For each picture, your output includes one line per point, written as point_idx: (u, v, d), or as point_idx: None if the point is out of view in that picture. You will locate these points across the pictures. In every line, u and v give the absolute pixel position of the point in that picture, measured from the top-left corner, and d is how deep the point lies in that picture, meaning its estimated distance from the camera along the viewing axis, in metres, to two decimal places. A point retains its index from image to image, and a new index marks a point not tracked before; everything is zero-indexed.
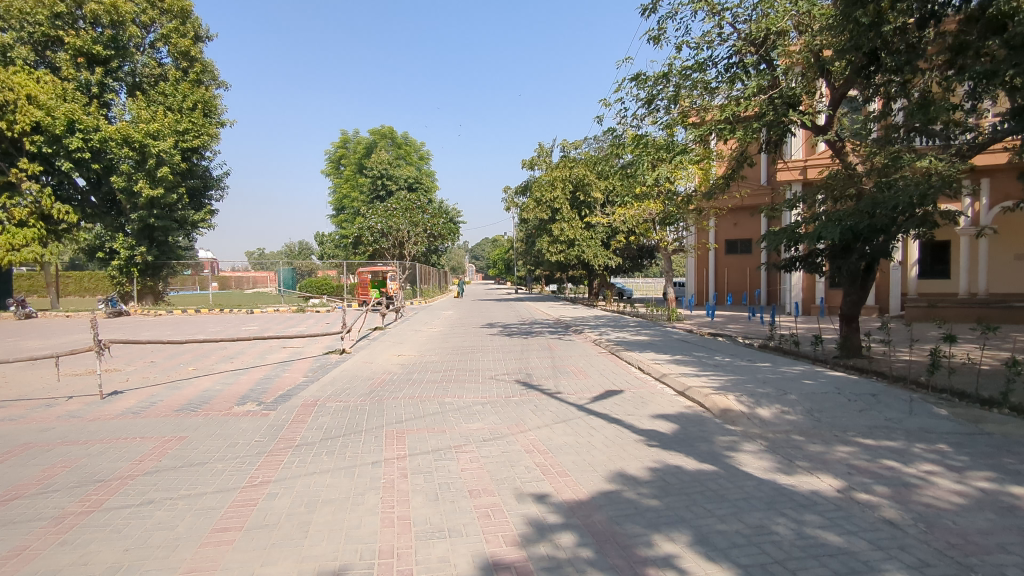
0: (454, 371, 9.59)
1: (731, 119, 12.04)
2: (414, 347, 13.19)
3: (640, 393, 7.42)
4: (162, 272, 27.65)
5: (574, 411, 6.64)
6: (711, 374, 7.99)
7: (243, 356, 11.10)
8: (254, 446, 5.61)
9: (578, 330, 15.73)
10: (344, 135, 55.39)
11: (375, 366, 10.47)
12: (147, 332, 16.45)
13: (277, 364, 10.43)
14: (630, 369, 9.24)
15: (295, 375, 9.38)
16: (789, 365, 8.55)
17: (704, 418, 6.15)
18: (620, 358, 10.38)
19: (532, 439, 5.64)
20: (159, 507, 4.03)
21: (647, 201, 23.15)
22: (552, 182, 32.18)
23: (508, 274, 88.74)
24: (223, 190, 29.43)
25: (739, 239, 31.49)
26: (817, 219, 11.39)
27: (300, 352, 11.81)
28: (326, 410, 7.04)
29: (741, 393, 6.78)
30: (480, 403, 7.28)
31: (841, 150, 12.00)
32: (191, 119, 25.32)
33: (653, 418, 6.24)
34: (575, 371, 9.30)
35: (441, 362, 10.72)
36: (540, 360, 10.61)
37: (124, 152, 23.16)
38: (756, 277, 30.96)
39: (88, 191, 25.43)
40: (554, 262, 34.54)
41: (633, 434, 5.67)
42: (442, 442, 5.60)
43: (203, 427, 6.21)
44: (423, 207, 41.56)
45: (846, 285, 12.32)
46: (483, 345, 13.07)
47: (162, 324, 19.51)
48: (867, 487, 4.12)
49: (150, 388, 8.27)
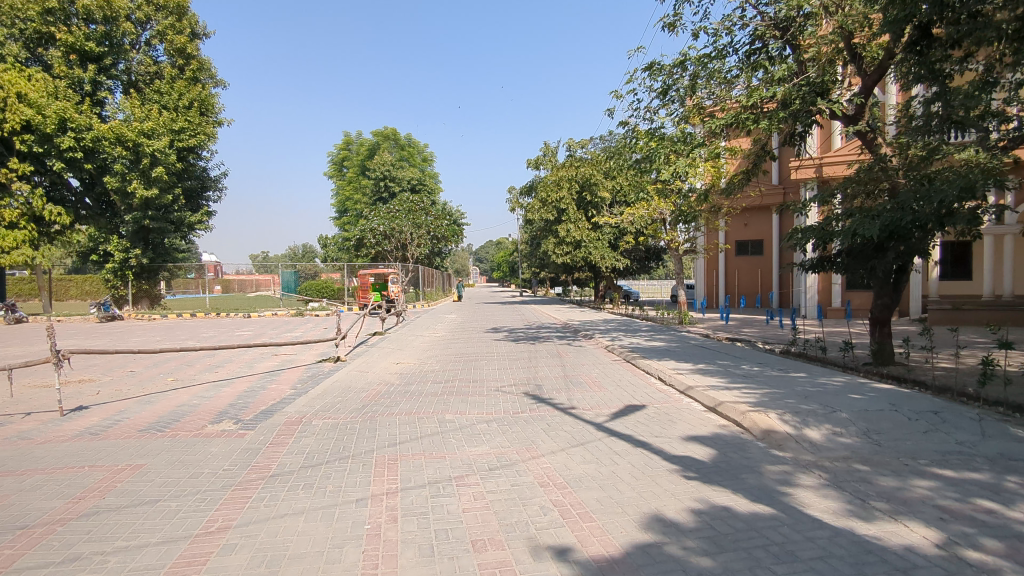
0: (456, 382, 8.75)
1: (752, 108, 11.18)
2: (414, 353, 12.38)
3: (664, 409, 6.58)
4: (159, 276, 26.98)
5: (592, 432, 5.80)
6: (744, 387, 7.12)
7: (229, 365, 10.31)
8: (221, 475, 4.79)
9: (587, 335, 14.90)
10: (347, 137, 54.71)
11: (371, 376, 9.64)
12: (136, 338, 15.69)
13: (264, 374, 9.61)
14: (649, 380, 8.39)
15: (282, 387, 8.58)
16: (828, 376, 7.68)
17: (744, 442, 5.29)
18: (637, 367, 9.53)
19: (546, 468, 4.81)
20: (84, 568, 3.21)
21: (657, 201, 22.29)
22: (558, 182, 31.32)
23: (513, 277, 87.91)
24: (221, 191, 28.72)
25: (750, 240, 30.69)
26: (850, 214, 10.37)
27: (291, 360, 11.00)
28: (310, 430, 6.22)
29: (783, 410, 5.93)
30: (483, 421, 6.43)
31: (873, 142, 11.04)
32: (188, 118, 24.71)
33: (684, 441, 5.40)
34: (588, 382, 8.45)
35: (443, 371, 9.91)
36: (549, 369, 9.77)
37: (117, 152, 22.52)
38: (767, 280, 30.10)
39: (82, 192, 24.74)
40: (560, 264, 33.68)
41: (664, 462, 4.82)
42: (440, 472, 4.77)
43: (167, 451, 5.40)
44: (427, 208, 40.81)
45: (876, 288, 11.42)
46: (488, 352, 12.24)
47: (154, 330, 18.77)
48: (973, 541, 3.27)
49: (119, 403, 7.48)
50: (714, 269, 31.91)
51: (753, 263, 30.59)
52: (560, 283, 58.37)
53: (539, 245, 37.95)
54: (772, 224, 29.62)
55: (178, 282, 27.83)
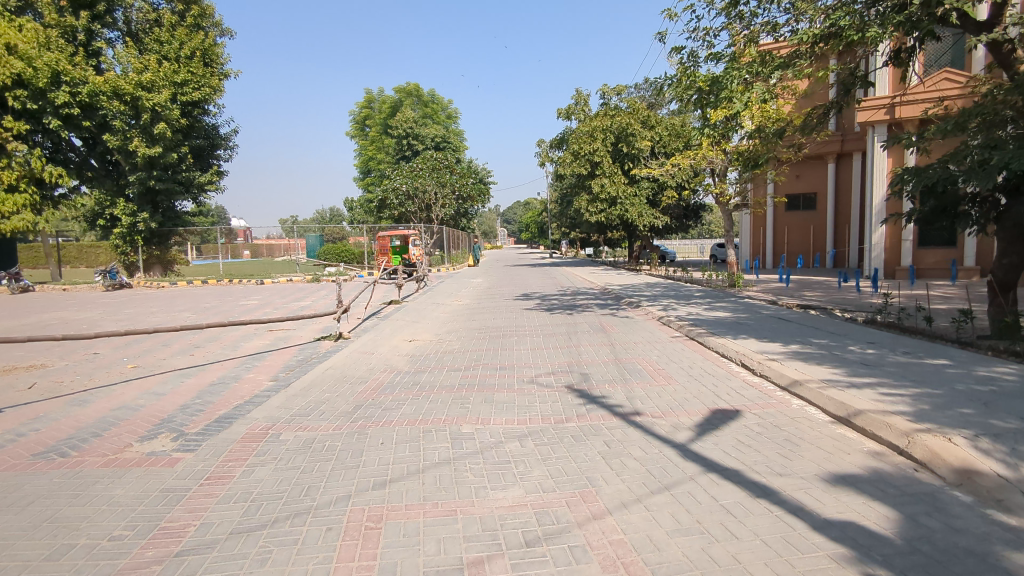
0: (478, 369, 6.92)
1: (850, 13, 8.86)
2: (431, 328, 10.62)
3: (772, 422, 4.62)
4: (170, 241, 25.74)
5: (677, 464, 3.89)
6: (877, 385, 5.08)
7: (211, 345, 8.69)
8: (97, 554, 2.98)
9: (631, 302, 12.92)
10: (369, 94, 52.53)
11: (376, 360, 7.86)
12: (132, 310, 14.25)
13: (249, 357, 7.97)
14: (728, 367, 6.44)
15: (263, 375, 6.86)
16: (987, 366, 5.56)
17: (933, 492, 3.28)
18: (707, 347, 7.56)
19: (618, 545, 2.92)
20: None
21: (706, 150, 19.88)
22: (591, 133, 28.85)
23: (542, 238, 85.49)
24: (233, 149, 27.11)
25: (801, 194, 28.03)
26: (991, 149, 7.89)
27: (285, 339, 9.27)
28: (273, 452, 4.45)
29: (970, 430, 3.87)
30: (514, 438, 4.57)
31: (1011, 56, 8.55)
32: (190, 69, 22.96)
33: (830, 485, 3.43)
34: (648, 370, 6.52)
35: (464, 351, 8.11)
36: (593, 348, 7.88)
37: (115, 106, 21.00)
38: (820, 238, 27.59)
39: (85, 152, 23.27)
40: (593, 223, 31.52)
41: (818, 537, 2.86)
42: (445, 552, 2.92)
43: (47, 495, 3.65)
44: (451, 166, 38.67)
45: (1000, 244, 9.14)
46: (517, 325, 10.37)
47: (157, 299, 17.38)
48: None
49: (48, 402, 5.84)
50: (761, 226, 29.36)
51: (804, 220, 28.02)
52: (591, 244, 56.18)
53: (570, 203, 35.70)
54: (828, 176, 26.96)
55: (209, 246, 27.80)
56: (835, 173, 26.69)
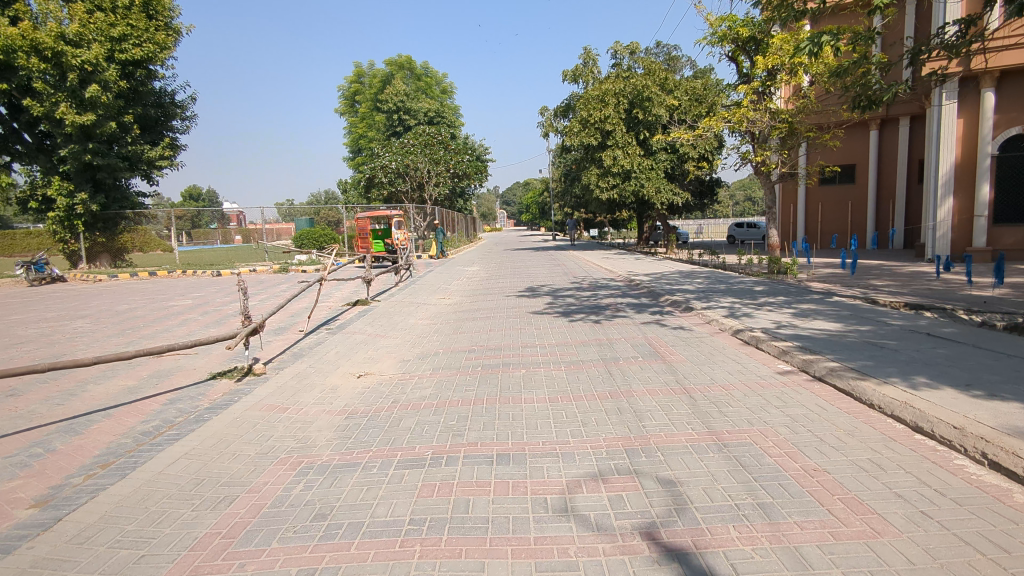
0: (450, 471, 3.56)
1: None
2: (393, 350, 7.23)
3: None
4: (117, 226, 22.23)
5: None
6: None
7: (25, 397, 5.33)
8: None
9: (675, 302, 9.57)
10: (358, 68, 48.67)
11: (282, 429, 4.50)
12: (15, 317, 10.83)
13: (69, 421, 4.64)
14: (970, 477, 3.12)
15: (37, 482, 3.53)
16: None
17: None
18: (871, 409, 4.18)
19: None
20: None
21: (746, 108, 16.13)
22: (602, 98, 25.29)
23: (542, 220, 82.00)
24: (190, 119, 23.67)
25: (839, 165, 24.48)
26: None
27: (161, 378, 5.92)
28: None
29: None
30: None
31: None
32: (130, 22, 19.39)
33: None
34: (807, 484, 3.18)
35: (437, 409, 4.78)
36: (659, 407, 4.51)
37: (33, 64, 17.41)
38: (859, 216, 24.13)
39: (8, 123, 19.64)
40: (604, 202, 28.01)
41: None
42: None
43: None
44: (446, 141, 35.03)
45: None
46: (525, 346, 7.00)
47: (72, 298, 13.96)
48: None
49: None
50: (790, 202, 25.86)
51: (841, 195, 24.49)
52: (595, 224, 52.76)
53: (577, 179, 32.21)
54: (870, 144, 23.42)
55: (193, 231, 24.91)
56: (879, 141, 23.13)
